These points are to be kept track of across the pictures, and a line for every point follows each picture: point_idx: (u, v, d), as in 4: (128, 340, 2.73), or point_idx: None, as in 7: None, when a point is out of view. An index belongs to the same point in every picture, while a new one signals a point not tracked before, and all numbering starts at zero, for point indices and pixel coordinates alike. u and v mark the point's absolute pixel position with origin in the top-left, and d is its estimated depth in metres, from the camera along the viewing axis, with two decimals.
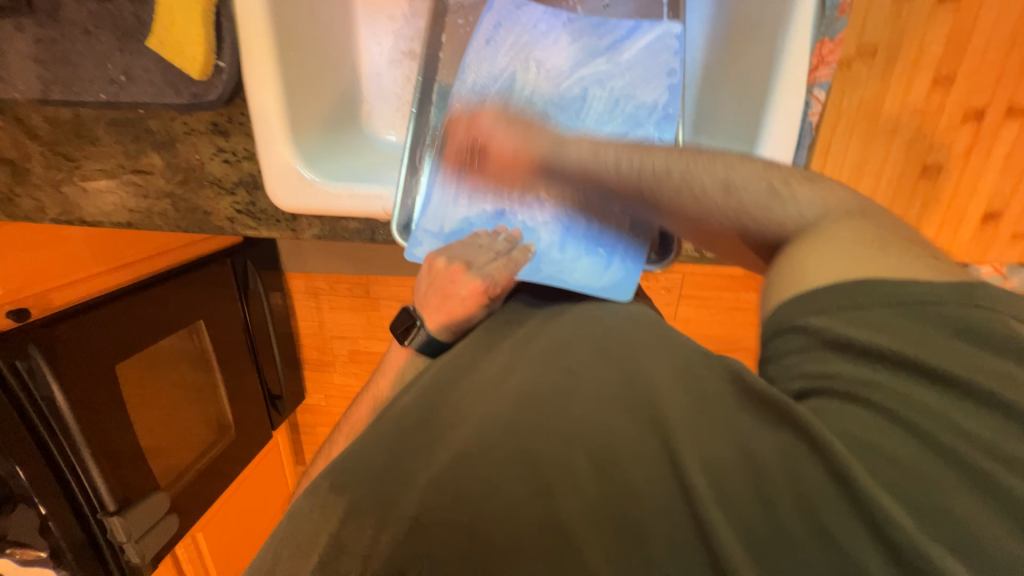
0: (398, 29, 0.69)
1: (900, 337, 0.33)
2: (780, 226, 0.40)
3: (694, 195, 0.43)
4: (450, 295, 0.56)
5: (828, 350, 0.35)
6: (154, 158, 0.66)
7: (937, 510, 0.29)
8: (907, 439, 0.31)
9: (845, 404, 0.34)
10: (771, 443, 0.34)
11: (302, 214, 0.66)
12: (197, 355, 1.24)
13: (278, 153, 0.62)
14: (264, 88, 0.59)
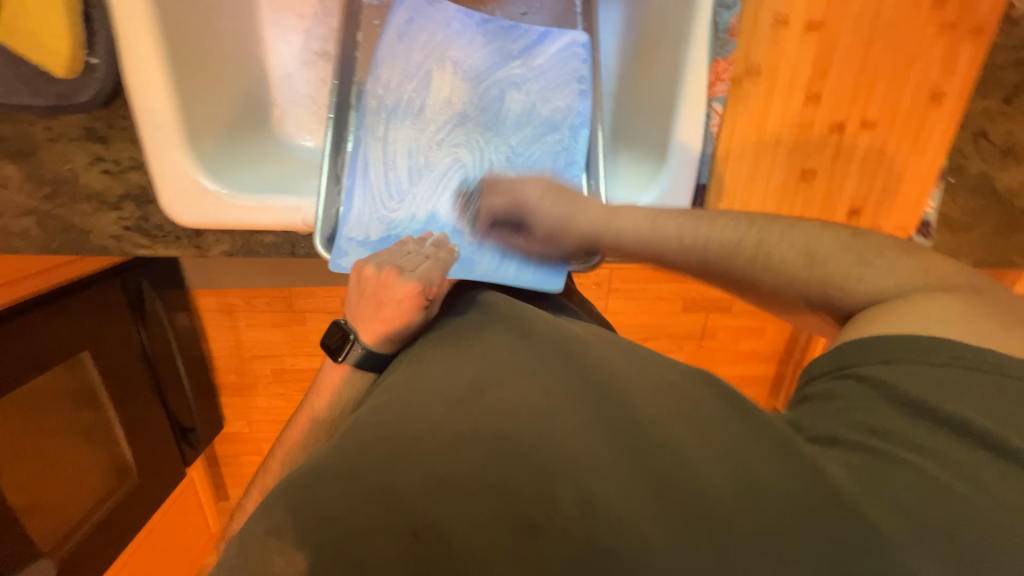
0: (308, 28, 0.65)
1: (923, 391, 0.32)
2: (858, 296, 0.39)
3: (768, 263, 0.42)
4: (384, 301, 0.51)
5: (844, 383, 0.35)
6: (9, 169, 0.55)
7: (914, 535, 0.26)
8: (884, 458, 0.30)
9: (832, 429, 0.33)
10: (751, 447, 0.32)
11: (207, 229, 0.59)
12: (85, 395, 1.08)
13: (173, 163, 0.55)
14: (151, 91, 0.52)
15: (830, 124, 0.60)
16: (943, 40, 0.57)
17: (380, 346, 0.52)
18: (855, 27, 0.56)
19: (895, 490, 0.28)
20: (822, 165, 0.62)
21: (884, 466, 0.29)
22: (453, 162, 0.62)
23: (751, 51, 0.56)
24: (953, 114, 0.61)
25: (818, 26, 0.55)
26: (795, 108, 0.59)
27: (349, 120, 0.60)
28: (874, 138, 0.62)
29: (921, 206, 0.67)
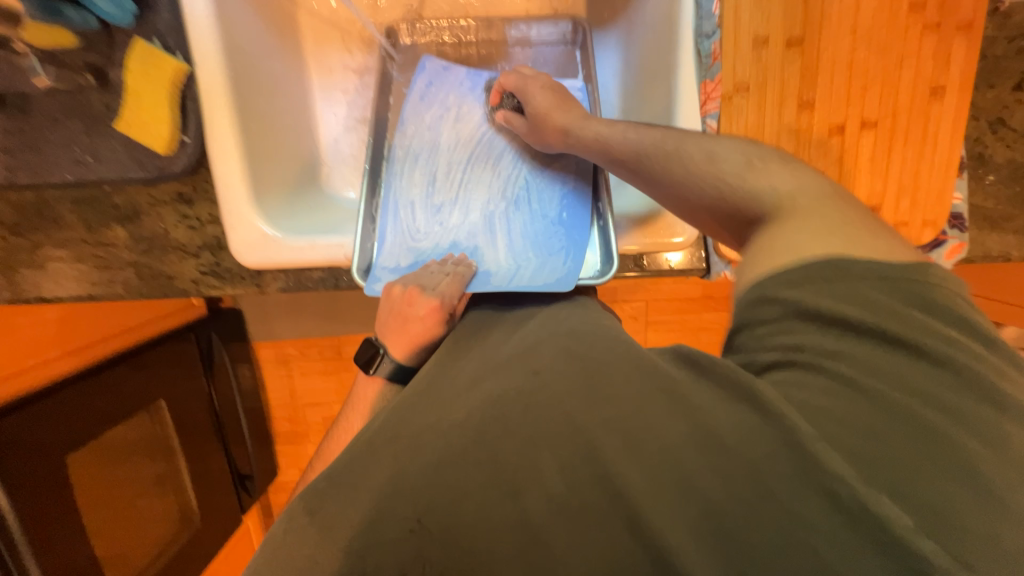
0: (351, 100, 0.79)
1: (867, 311, 0.37)
2: (757, 197, 0.46)
3: (683, 159, 0.51)
4: (410, 318, 0.59)
5: (799, 321, 0.39)
6: (118, 230, 0.69)
7: (887, 473, 0.32)
8: (860, 403, 0.34)
9: (801, 373, 0.37)
10: (732, 420, 0.35)
11: (266, 269, 0.69)
12: (160, 445, 1.22)
13: (242, 214, 0.66)
14: (226, 157, 0.64)
15: (829, 126, 0.62)
16: (931, 39, 0.59)
17: (405, 357, 0.61)
18: (836, 37, 0.59)
19: (832, 413, 0.34)
20: (829, 167, 0.64)
21: (892, 418, 0.34)
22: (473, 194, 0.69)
23: (737, 69, 0.60)
24: (959, 105, 0.61)
25: (798, 41, 0.59)
26: (789, 116, 0.62)
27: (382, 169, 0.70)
28: (879, 135, 0.63)
29: (946, 198, 0.65)
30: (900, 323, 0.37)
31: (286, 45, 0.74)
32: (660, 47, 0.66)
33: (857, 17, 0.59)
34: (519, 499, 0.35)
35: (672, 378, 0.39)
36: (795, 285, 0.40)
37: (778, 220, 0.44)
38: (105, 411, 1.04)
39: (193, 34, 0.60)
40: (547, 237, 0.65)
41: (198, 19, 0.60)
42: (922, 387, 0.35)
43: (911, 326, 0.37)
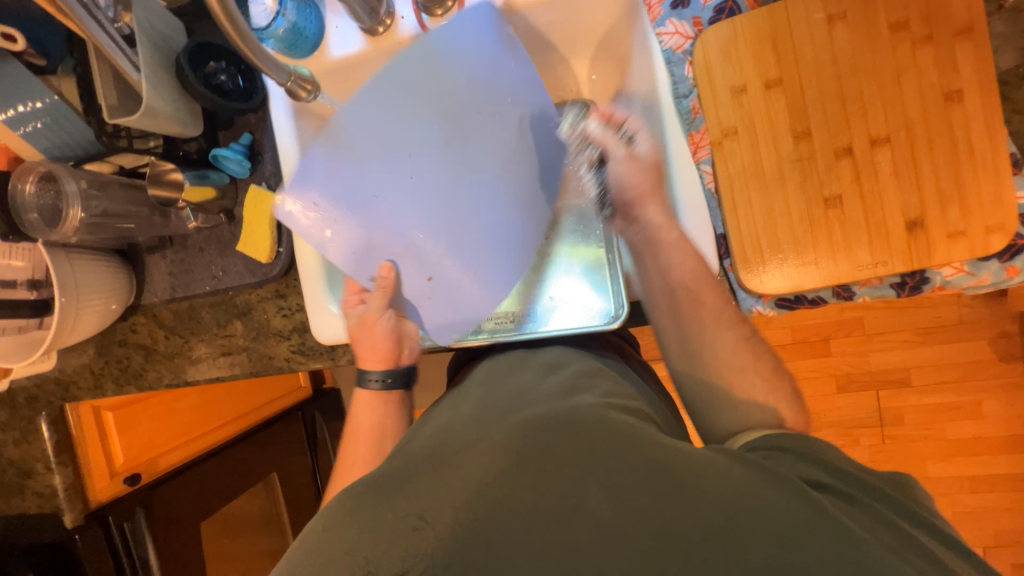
0: None
1: (850, 462, 0.48)
2: (692, 336, 0.60)
3: (667, 272, 0.62)
4: (405, 334, 0.75)
5: (798, 461, 0.47)
6: (237, 324, 0.89)
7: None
8: (881, 529, 0.42)
9: (835, 499, 0.44)
10: (802, 512, 0.41)
11: (338, 344, 0.83)
12: (272, 518, 1.42)
13: (318, 300, 0.82)
14: (307, 258, 0.82)
15: (835, 150, 0.62)
16: (926, 51, 0.58)
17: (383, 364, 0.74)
18: (817, 69, 0.61)
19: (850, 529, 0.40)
20: (845, 188, 0.62)
21: (913, 543, 0.41)
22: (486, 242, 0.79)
23: (721, 118, 0.64)
24: (986, 104, 0.58)
25: (777, 81, 0.62)
26: (787, 148, 0.63)
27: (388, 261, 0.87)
28: (896, 149, 0.60)
29: (1007, 198, 0.58)
30: (900, 493, 0.46)
31: None
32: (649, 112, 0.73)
33: (836, 48, 0.60)
34: (560, 522, 0.42)
35: (718, 463, 0.46)
36: (797, 435, 0.50)
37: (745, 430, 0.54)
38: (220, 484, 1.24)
39: (287, 174, 0.82)
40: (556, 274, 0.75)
41: (289, 163, 0.82)
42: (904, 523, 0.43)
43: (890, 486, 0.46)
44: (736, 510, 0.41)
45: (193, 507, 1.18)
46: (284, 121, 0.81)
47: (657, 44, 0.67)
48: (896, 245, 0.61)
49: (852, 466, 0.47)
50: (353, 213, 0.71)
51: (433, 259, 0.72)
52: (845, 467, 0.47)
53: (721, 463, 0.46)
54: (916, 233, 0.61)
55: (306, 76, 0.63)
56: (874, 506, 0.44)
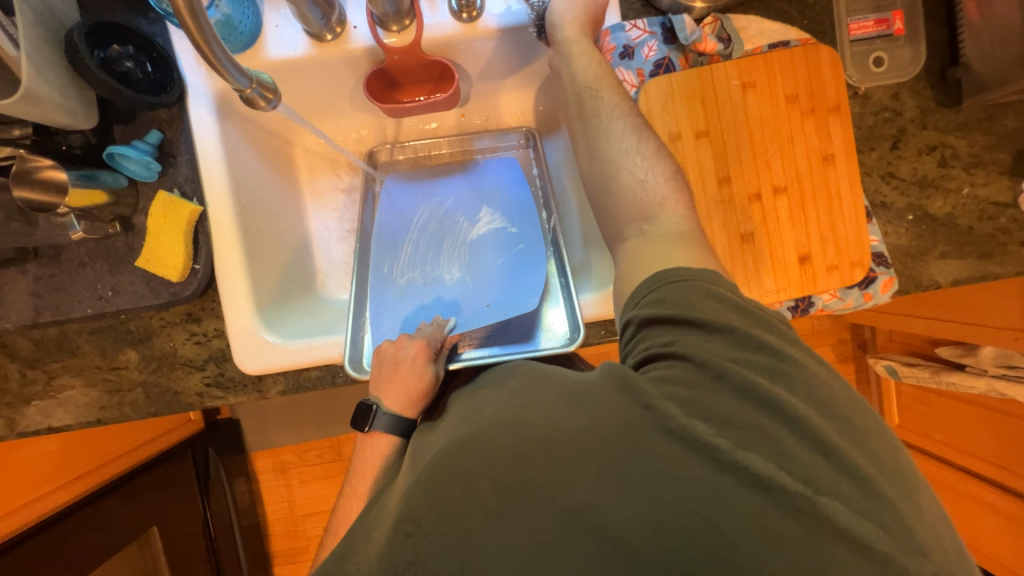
0: (340, 214, 0.93)
1: (706, 312, 0.52)
2: (624, 163, 0.65)
3: (587, 105, 0.68)
4: (402, 362, 0.66)
5: (671, 331, 0.52)
6: (131, 354, 0.74)
7: (762, 438, 0.43)
8: (726, 391, 0.46)
9: (686, 367, 0.48)
10: (626, 411, 0.45)
11: (267, 373, 0.74)
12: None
13: (246, 329, 0.73)
14: (233, 279, 0.73)
15: (749, 195, 0.73)
16: (811, 120, 0.73)
17: (404, 408, 0.64)
18: (734, 125, 0.72)
19: (708, 406, 0.45)
20: (757, 227, 0.73)
21: (754, 399, 0.45)
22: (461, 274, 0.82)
23: None
24: (850, 167, 0.73)
25: (704, 133, 0.72)
26: (712, 191, 0.73)
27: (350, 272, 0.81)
28: (791, 197, 0.74)
29: (866, 240, 0.74)
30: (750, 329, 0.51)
31: (282, 177, 0.88)
32: None
33: (749, 110, 0.72)
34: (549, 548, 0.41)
35: (583, 399, 0.48)
36: (657, 301, 0.54)
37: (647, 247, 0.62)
38: (90, 544, 1.02)
39: (206, 182, 0.72)
40: (512, 284, 0.79)
41: (211, 170, 0.73)
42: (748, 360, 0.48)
43: (740, 322, 0.51)
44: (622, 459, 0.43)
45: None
46: (208, 124, 0.73)
47: None
48: (793, 275, 0.75)
49: (706, 315, 0.51)
50: (384, 318, 0.79)
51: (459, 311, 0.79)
52: (697, 321, 0.51)
53: (588, 387, 0.50)
54: (807, 266, 0.74)
55: (267, 83, 0.57)
56: (727, 369, 0.47)
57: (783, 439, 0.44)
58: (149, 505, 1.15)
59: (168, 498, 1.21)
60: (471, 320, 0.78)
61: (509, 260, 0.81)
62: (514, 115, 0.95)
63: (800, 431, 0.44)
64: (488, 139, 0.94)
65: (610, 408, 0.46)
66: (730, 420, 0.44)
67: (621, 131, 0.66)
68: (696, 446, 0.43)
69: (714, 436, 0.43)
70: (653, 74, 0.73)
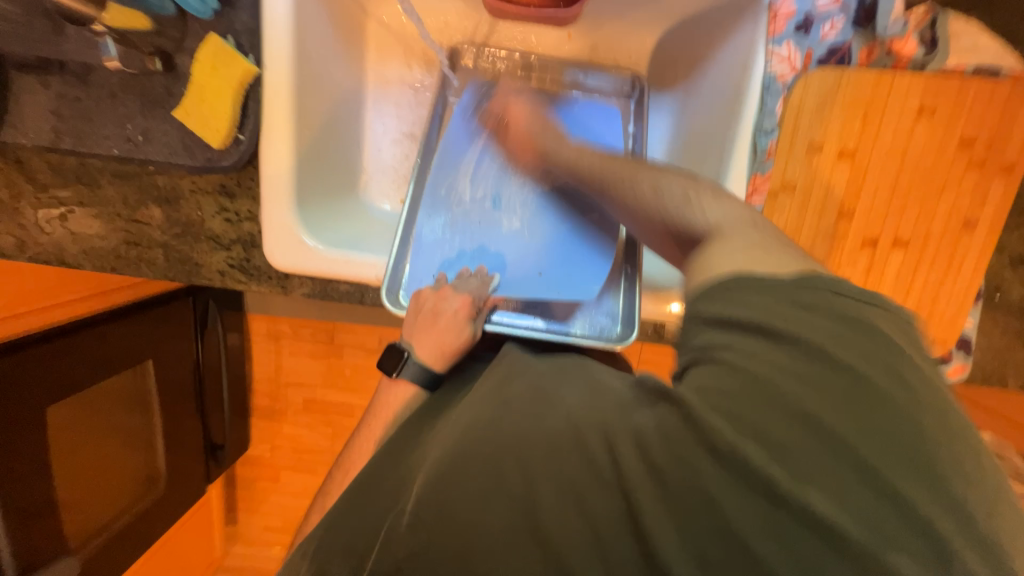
0: (402, 114, 0.82)
1: (761, 307, 0.41)
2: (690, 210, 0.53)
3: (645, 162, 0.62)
4: (441, 312, 0.62)
5: (723, 336, 0.41)
6: (155, 211, 0.68)
7: (827, 484, 0.34)
8: (778, 412, 0.36)
9: (723, 375, 0.39)
10: (655, 424, 0.39)
11: (296, 273, 0.69)
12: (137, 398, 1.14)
13: (284, 224, 0.66)
14: (278, 163, 0.65)
15: (864, 238, 0.64)
16: (973, 175, 0.62)
17: (433, 360, 0.61)
18: (885, 155, 0.61)
19: (750, 422, 0.36)
20: (856, 276, 0.66)
21: (815, 427, 0.35)
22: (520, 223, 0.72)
23: (787, 171, 0.62)
24: (986, 242, 0.64)
25: (848, 154, 0.61)
26: (827, 222, 0.64)
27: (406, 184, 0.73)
28: (908, 254, 0.65)
29: (959, 322, 0.67)
30: (833, 336, 0.39)
31: (348, 52, 0.75)
32: (716, 123, 0.66)
33: (910, 141, 0.61)
34: None
35: (615, 408, 0.43)
36: (705, 295, 0.45)
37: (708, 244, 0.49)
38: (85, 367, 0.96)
39: (268, 40, 0.61)
40: (570, 255, 0.70)
41: (276, 27, 0.61)
42: (806, 372, 0.37)
43: (806, 324, 0.39)
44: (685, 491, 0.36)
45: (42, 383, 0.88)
46: None
47: (763, 64, 0.59)
48: None
49: (759, 311, 0.41)
50: (427, 250, 0.70)
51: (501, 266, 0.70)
52: (754, 326, 0.40)
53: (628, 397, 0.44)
54: None
55: None
56: (779, 383, 0.37)
57: (844, 478, 0.34)
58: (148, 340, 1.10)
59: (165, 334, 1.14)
60: (516, 281, 0.69)
61: (574, 224, 0.71)
62: (624, 52, 0.79)
63: (881, 484, 0.34)
64: (588, 73, 0.79)
65: (646, 416, 0.40)
66: (788, 451, 0.35)
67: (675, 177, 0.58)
68: (730, 472, 0.35)
69: (761, 462, 0.35)
70: (821, 61, 0.59)
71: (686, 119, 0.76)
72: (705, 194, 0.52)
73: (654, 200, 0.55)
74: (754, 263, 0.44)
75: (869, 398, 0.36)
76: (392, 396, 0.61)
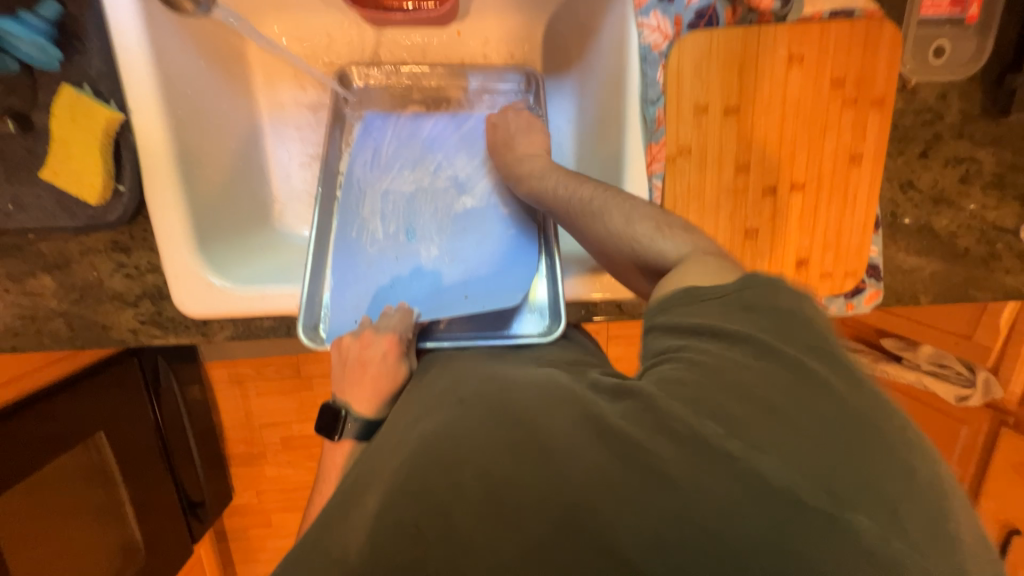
0: (304, 136, 0.79)
1: (711, 315, 0.43)
2: (659, 254, 0.52)
3: (613, 198, 0.57)
4: (368, 361, 0.57)
5: (681, 336, 0.43)
6: (45, 279, 0.64)
7: (781, 453, 0.34)
8: (733, 397, 0.36)
9: (677, 365, 0.40)
10: (616, 409, 0.38)
11: (212, 318, 0.66)
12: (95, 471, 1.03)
13: (186, 267, 0.63)
14: (166, 205, 0.61)
15: (763, 188, 0.67)
16: (850, 112, 0.65)
17: (372, 410, 0.58)
18: (768, 105, 0.64)
19: (705, 402, 0.36)
20: (763, 224, 0.68)
21: (766, 408, 0.36)
22: (436, 221, 0.71)
23: (681, 134, 0.63)
24: (875, 170, 0.67)
25: (734, 110, 0.63)
26: (727, 177, 0.66)
27: (334, 206, 0.71)
28: (806, 196, 0.68)
29: (865, 251, 0.70)
30: (779, 336, 0.40)
31: (231, 81, 0.73)
32: (613, 101, 0.68)
33: (788, 89, 0.63)
34: None
35: (567, 392, 0.41)
36: (659, 308, 0.47)
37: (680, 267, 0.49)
38: (24, 451, 0.85)
39: (131, 87, 0.59)
40: (493, 249, 0.68)
41: (135, 70, 0.59)
42: (757, 365, 0.38)
43: (751, 324, 0.41)
44: (614, 441, 0.35)
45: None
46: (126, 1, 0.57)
47: (637, 37, 0.63)
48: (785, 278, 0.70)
49: (708, 319, 0.43)
50: (348, 271, 0.67)
51: (426, 270, 0.68)
52: (708, 324, 0.42)
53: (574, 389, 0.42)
54: (802, 270, 0.70)
55: None
56: (730, 368, 0.38)
57: (800, 449, 0.34)
58: (103, 409, 0.98)
59: (121, 402, 1.02)
60: (439, 299, 0.65)
61: (500, 248, 0.68)
62: (518, 44, 0.79)
63: (832, 458, 0.34)
64: (487, 75, 0.79)
65: (604, 403, 0.39)
66: (740, 421, 0.35)
67: (623, 202, 0.56)
68: (678, 440, 0.35)
69: (721, 437, 0.34)
70: (692, 25, 0.62)
71: (587, 98, 0.76)
72: (676, 227, 0.53)
73: (625, 228, 0.55)
74: (704, 278, 0.46)
75: (816, 383, 0.37)
76: (336, 463, 0.57)
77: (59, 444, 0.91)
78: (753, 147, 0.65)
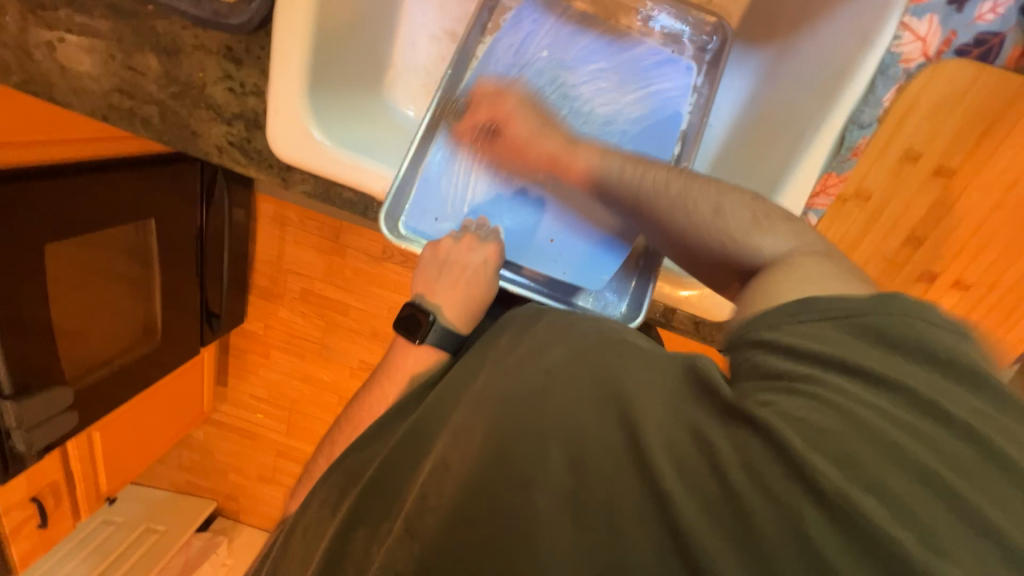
0: (446, 5, 0.70)
1: (841, 346, 0.35)
2: (754, 251, 0.45)
3: (687, 202, 0.48)
4: (468, 265, 0.57)
5: (801, 364, 0.35)
6: (152, 61, 0.61)
7: (953, 548, 0.27)
8: (888, 461, 0.29)
9: (801, 401, 0.33)
10: (727, 439, 0.31)
11: (298, 167, 0.62)
12: (137, 251, 1.07)
13: (290, 103, 0.58)
14: (291, 29, 0.55)
15: (921, 273, 0.60)
16: None
17: (459, 321, 0.57)
18: (986, 187, 0.55)
19: (852, 457, 0.29)
20: None
21: (929, 484, 0.28)
22: None
23: (868, 177, 0.55)
24: None
25: (948, 173, 0.55)
26: (891, 245, 0.59)
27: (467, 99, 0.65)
28: (963, 298, 0.60)
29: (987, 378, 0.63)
30: (950, 389, 0.32)
31: None
32: (802, 99, 0.56)
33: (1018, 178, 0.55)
34: None
35: (670, 391, 0.35)
36: (772, 324, 0.38)
37: (777, 271, 0.43)
38: (86, 210, 0.87)
39: None
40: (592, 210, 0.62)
41: None
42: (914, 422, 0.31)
43: (900, 365, 0.33)
44: (724, 489, 0.30)
45: (52, 217, 0.82)
46: None
47: (893, 36, 0.48)
48: None
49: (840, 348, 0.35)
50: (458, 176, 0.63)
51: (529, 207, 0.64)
52: (842, 354, 0.34)
53: (666, 384, 0.36)
54: None
55: None
56: (881, 422, 0.31)
57: (977, 545, 0.27)
58: (154, 195, 1.00)
59: (170, 196, 1.04)
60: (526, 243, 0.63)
61: None
62: None
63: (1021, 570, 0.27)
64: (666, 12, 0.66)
65: (717, 431, 0.32)
66: (903, 503, 0.28)
67: (705, 188, 0.48)
68: (830, 512, 0.28)
69: (889, 523, 0.27)
70: (963, 50, 0.48)
71: (768, 84, 0.64)
72: (774, 218, 0.46)
73: (712, 222, 0.47)
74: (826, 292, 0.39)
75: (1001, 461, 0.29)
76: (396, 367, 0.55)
77: (114, 214, 0.93)
78: (941, 225, 0.57)
